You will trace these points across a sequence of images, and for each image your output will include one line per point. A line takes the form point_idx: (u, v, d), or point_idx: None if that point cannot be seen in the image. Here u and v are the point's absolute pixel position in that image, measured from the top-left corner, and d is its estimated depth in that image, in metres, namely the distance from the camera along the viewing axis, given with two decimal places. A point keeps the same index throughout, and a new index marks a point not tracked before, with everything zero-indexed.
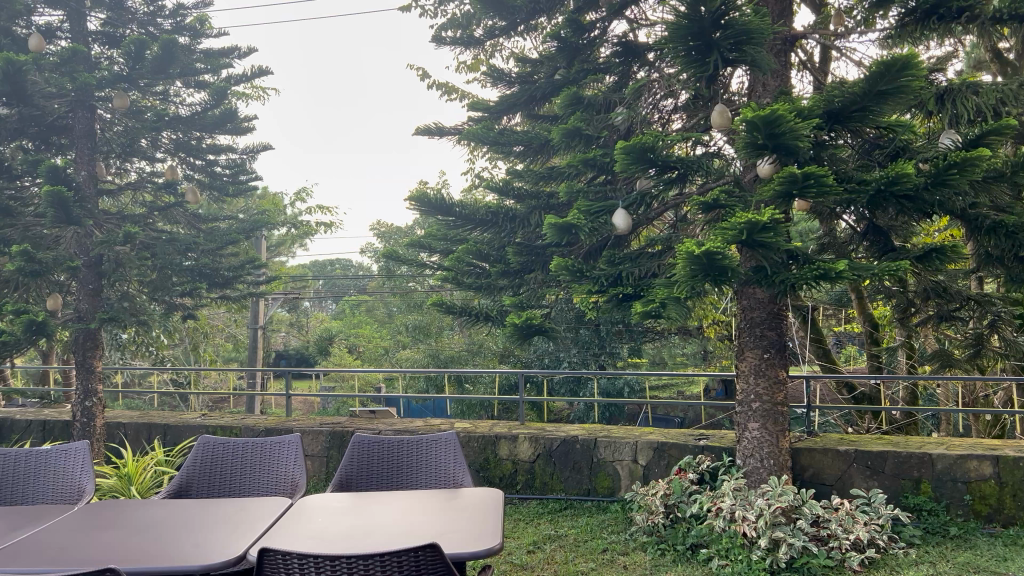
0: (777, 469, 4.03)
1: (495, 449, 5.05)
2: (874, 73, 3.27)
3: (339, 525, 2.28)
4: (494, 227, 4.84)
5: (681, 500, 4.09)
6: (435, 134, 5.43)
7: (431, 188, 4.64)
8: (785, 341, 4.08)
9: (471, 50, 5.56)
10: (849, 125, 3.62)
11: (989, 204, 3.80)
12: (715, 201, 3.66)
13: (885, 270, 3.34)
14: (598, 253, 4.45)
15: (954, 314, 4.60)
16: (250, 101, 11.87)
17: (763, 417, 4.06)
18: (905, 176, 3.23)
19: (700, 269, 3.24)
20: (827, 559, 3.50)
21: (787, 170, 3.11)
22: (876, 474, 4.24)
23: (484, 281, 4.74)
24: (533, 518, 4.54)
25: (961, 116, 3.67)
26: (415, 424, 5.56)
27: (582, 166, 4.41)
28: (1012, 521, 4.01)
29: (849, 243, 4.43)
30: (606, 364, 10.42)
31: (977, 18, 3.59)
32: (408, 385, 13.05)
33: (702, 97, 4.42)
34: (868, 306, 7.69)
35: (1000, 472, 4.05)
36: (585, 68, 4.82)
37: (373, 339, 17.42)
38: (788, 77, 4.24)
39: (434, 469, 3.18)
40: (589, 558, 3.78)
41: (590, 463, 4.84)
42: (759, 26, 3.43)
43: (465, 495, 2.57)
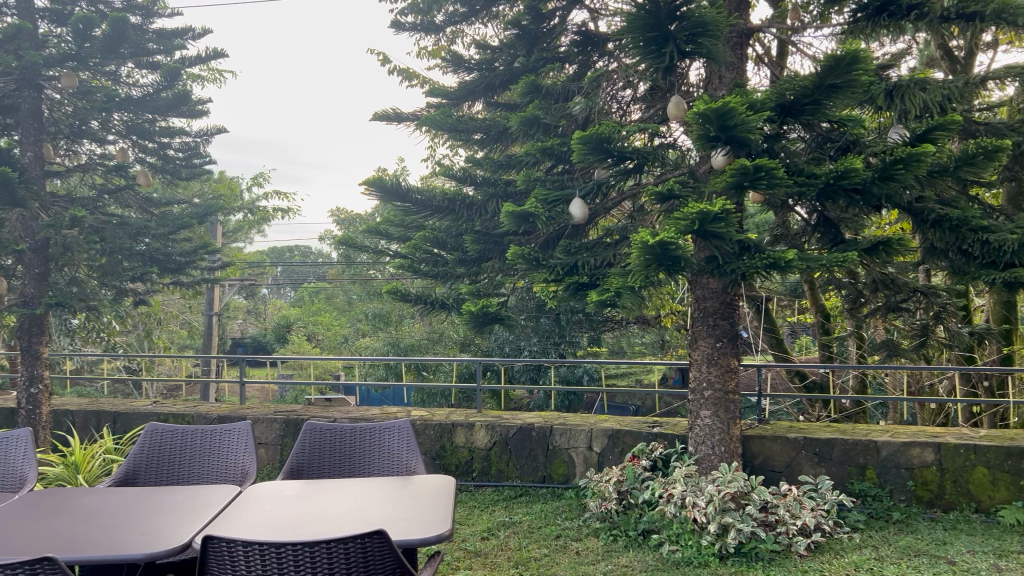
0: (728, 456, 4.12)
1: (452, 437, 5.05)
2: (825, 68, 3.32)
3: (288, 513, 2.26)
4: (452, 215, 4.82)
5: (634, 486, 4.14)
6: (393, 120, 5.40)
7: (388, 174, 4.59)
8: (738, 331, 4.15)
9: (432, 36, 5.53)
10: (801, 118, 3.68)
11: (934, 198, 3.91)
12: (669, 192, 3.70)
13: (834, 261, 3.40)
14: (555, 243, 4.45)
15: (900, 306, 4.72)
16: (204, 83, 11.66)
17: (715, 405, 4.13)
18: (853, 169, 3.29)
19: (654, 258, 3.27)
20: (774, 544, 3.58)
21: (738, 162, 3.16)
22: (824, 460, 4.35)
23: (442, 269, 4.71)
24: (487, 505, 4.56)
25: (909, 112, 3.76)
26: (371, 412, 5.53)
27: (540, 154, 4.41)
28: (952, 506, 4.14)
29: (802, 235, 4.51)
30: (566, 352, 10.41)
31: (926, 16, 3.68)
32: (367, 373, 12.99)
33: (660, 89, 4.46)
34: (820, 297, 7.85)
35: (941, 458, 4.18)
36: (544, 56, 4.87)
37: (333, 327, 17.29)
38: (744, 70, 4.30)
39: (386, 456, 3.16)
40: (542, 544, 3.81)
41: (545, 450, 4.88)
42: (715, 19, 3.46)
43: (419, 482, 2.57)
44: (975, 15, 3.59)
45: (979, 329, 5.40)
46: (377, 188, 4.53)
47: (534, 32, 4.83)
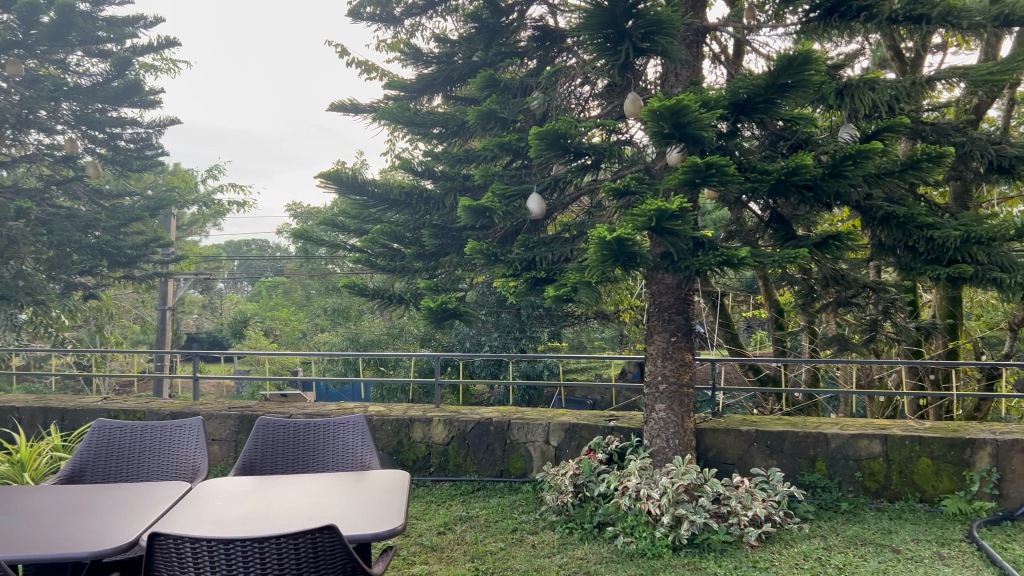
0: (681, 449, 4.17)
1: (409, 432, 5.03)
2: (777, 67, 3.38)
3: (239, 509, 2.24)
4: (409, 209, 4.80)
5: (590, 479, 4.18)
6: (350, 112, 5.35)
7: (344, 166, 4.54)
8: (692, 325, 4.22)
9: (390, 28, 5.49)
10: (753, 117, 3.73)
11: (882, 196, 4.00)
12: (626, 188, 3.73)
13: (785, 257, 3.47)
14: (513, 237, 4.46)
15: (851, 301, 4.83)
16: (156, 73, 11.45)
17: (670, 398, 4.19)
18: (804, 167, 3.35)
19: (609, 254, 3.30)
20: (726, 535, 3.64)
21: (691, 159, 3.20)
22: (775, 453, 4.43)
23: (399, 263, 4.68)
24: (444, 500, 4.56)
25: (859, 111, 3.84)
26: (328, 408, 5.48)
27: (498, 149, 4.41)
28: (898, 496, 4.25)
29: (756, 231, 4.59)
30: (526, 347, 10.41)
31: (876, 17, 3.76)
32: (326, 368, 12.88)
33: (617, 85, 4.50)
34: (774, 293, 7.99)
35: (888, 450, 4.28)
36: (502, 51, 4.87)
37: (290, 322, 17.09)
38: (699, 68, 4.36)
39: (341, 452, 3.14)
40: (498, 538, 3.82)
41: (503, 445, 4.89)
42: (670, 17, 3.50)
43: (373, 478, 2.56)
44: (922, 17, 3.68)
45: (927, 324, 5.54)
46: (333, 181, 4.48)
47: (492, 26, 4.82)
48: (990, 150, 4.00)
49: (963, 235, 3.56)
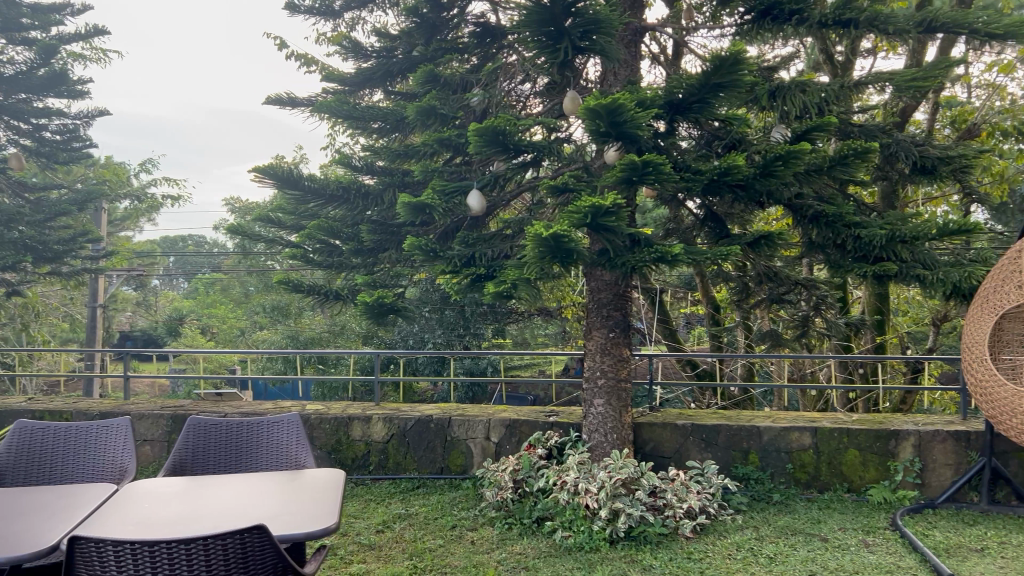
0: (619, 443, 4.23)
1: (348, 430, 4.98)
2: (711, 67, 3.45)
3: (167, 510, 2.19)
4: (347, 204, 4.74)
5: (530, 475, 4.20)
6: (288, 105, 5.26)
7: (279, 160, 4.47)
8: (630, 321, 4.30)
9: (330, 21, 5.40)
10: (688, 116, 3.80)
11: (813, 196, 4.11)
12: (565, 185, 3.76)
13: (718, 254, 3.54)
14: (453, 234, 4.45)
15: (783, 297, 4.96)
16: (85, 62, 11.08)
17: (608, 393, 4.25)
18: (736, 167, 3.42)
19: (547, 251, 3.32)
20: (661, 527, 3.69)
21: (627, 158, 3.24)
22: (710, 446, 4.52)
23: (337, 259, 4.61)
24: (383, 498, 4.52)
25: (790, 113, 3.94)
26: (265, 406, 5.39)
27: (437, 145, 4.39)
28: (827, 487, 4.38)
29: (693, 229, 4.67)
30: (469, 344, 10.41)
31: (806, 21, 3.86)
32: (265, 367, 12.67)
33: (557, 83, 4.52)
34: (711, 289, 8.15)
35: (818, 442, 4.41)
36: (443, 47, 4.85)
37: (228, 319, 16.76)
38: (638, 68, 4.42)
39: (275, 451, 3.09)
40: (437, 536, 3.81)
41: (443, 442, 4.88)
42: (608, 17, 3.54)
43: (308, 476, 2.53)
44: (850, 22, 3.80)
45: (855, 320, 5.72)
46: (269, 175, 4.40)
47: (433, 21, 4.81)
48: (914, 152, 4.15)
49: (889, 234, 3.69)
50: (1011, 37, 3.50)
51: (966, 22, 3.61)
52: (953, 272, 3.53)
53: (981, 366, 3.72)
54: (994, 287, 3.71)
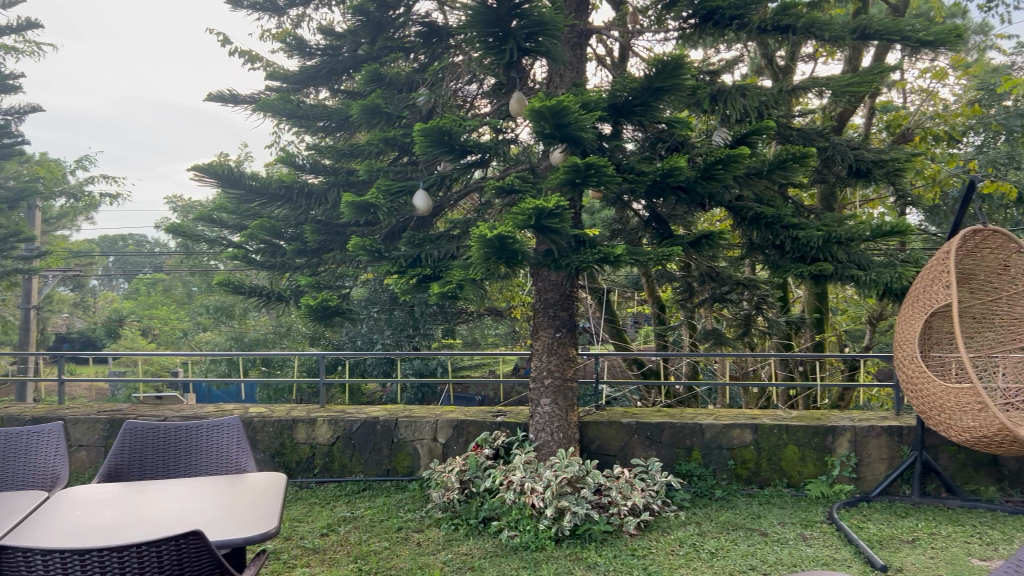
0: (565, 442, 4.26)
1: (292, 433, 4.91)
2: (654, 70, 3.51)
3: (102, 517, 2.13)
4: (290, 203, 4.67)
5: (477, 475, 4.20)
6: (229, 102, 5.17)
7: (219, 157, 4.39)
8: (576, 321, 4.34)
9: (274, 17, 5.32)
10: (632, 119, 3.85)
11: (753, 197, 4.20)
12: (510, 186, 3.77)
13: (661, 255, 3.60)
14: (399, 234, 4.43)
15: (726, 297, 5.05)
16: (17, 55, 10.72)
17: (555, 393, 4.28)
18: (678, 169, 3.48)
19: (492, 252, 3.33)
20: (606, 525, 3.73)
21: (571, 160, 3.27)
22: (654, 443, 4.59)
23: (280, 260, 4.54)
24: (329, 501, 4.48)
25: (731, 116, 4.02)
26: (206, 409, 5.29)
27: (383, 144, 4.35)
28: (767, 482, 4.48)
29: (637, 230, 4.73)
30: (419, 345, 10.37)
31: (747, 26, 3.94)
32: (209, 369, 12.43)
33: (504, 84, 4.53)
34: (656, 289, 8.27)
35: (758, 438, 4.51)
36: (389, 46, 4.82)
37: (171, 321, 16.39)
38: (583, 70, 4.46)
39: (215, 456, 3.03)
40: (382, 538, 3.79)
41: (390, 444, 4.85)
42: (553, 19, 3.56)
43: (248, 480, 2.49)
44: (788, 28, 3.90)
45: (795, 318, 5.87)
46: (209, 173, 4.33)
47: (379, 20, 4.78)
48: (849, 155, 4.28)
49: (825, 235, 3.79)
50: (940, 45, 3.64)
51: (897, 30, 3.74)
52: (885, 273, 3.66)
53: (912, 364, 3.84)
54: (925, 287, 3.84)
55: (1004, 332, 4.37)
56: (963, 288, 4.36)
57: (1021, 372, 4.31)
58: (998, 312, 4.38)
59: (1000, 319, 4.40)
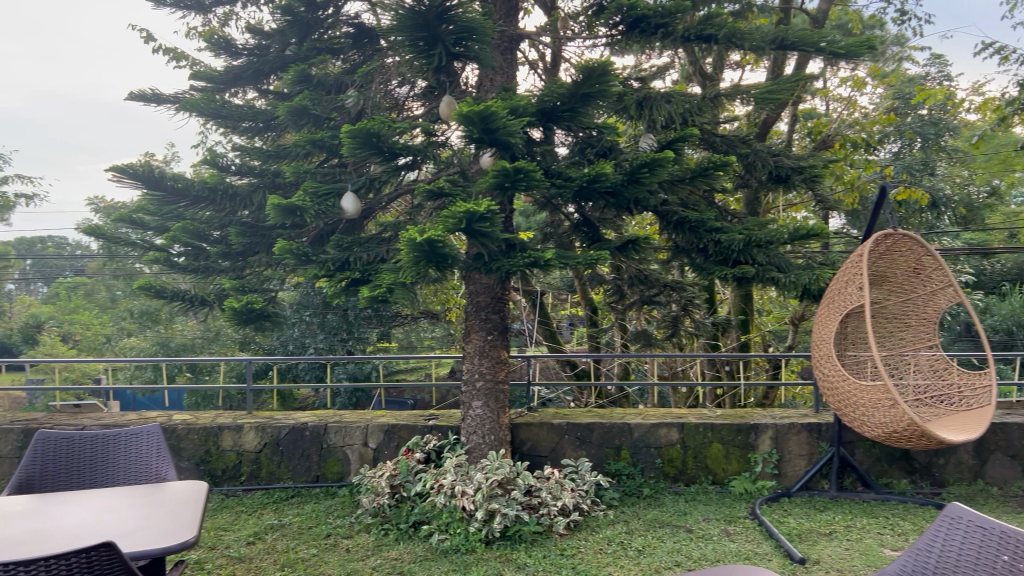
0: (496, 444, 4.28)
1: (218, 440, 4.81)
2: (581, 76, 3.56)
3: (11, 530, 2.06)
4: (215, 206, 4.57)
5: (407, 479, 4.17)
6: (151, 101, 5.02)
7: (139, 158, 4.27)
8: (507, 323, 4.38)
9: (198, 15, 5.20)
10: (560, 124, 3.90)
11: (678, 202, 4.30)
12: (440, 190, 3.76)
13: (588, 258, 3.65)
14: (327, 237, 4.39)
15: (654, 299, 5.15)
16: None
17: (486, 395, 4.29)
18: (604, 174, 3.55)
19: (422, 256, 3.32)
20: (536, 525, 3.77)
21: (500, 164, 3.29)
22: (584, 443, 4.65)
23: (204, 263, 4.44)
24: (256, 509, 4.40)
25: (656, 123, 4.10)
26: (128, 417, 5.14)
27: (311, 147, 4.30)
28: (693, 479, 4.59)
29: (568, 233, 4.78)
30: (353, 348, 10.26)
31: (671, 35, 4.03)
32: (133, 375, 12.05)
33: (435, 87, 4.53)
34: (588, 291, 8.37)
35: (684, 437, 4.61)
36: (317, 47, 4.77)
37: (93, 326, 15.82)
38: (513, 74, 4.49)
39: (134, 465, 2.94)
40: (311, 545, 3.74)
41: (319, 450, 4.78)
42: (481, 24, 3.58)
43: (167, 489, 2.43)
44: (710, 37, 4.01)
45: (722, 320, 6.02)
46: (129, 174, 4.20)
47: (307, 20, 4.75)
48: (770, 161, 4.41)
49: (746, 239, 3.90)
50: (853, 56, 3.80)
51: (814, 41, 3.89)
52: (803, 276, 3.79)
53: (829, 363, 3.98)
54: (840, 289, 3.97)
55: (914, 331, 4.58)
56: (878, 288, 4.55)
57: (930, 370, 4.53)
58: (910, 312, 4.58)
59: (911, 318, 4.61)
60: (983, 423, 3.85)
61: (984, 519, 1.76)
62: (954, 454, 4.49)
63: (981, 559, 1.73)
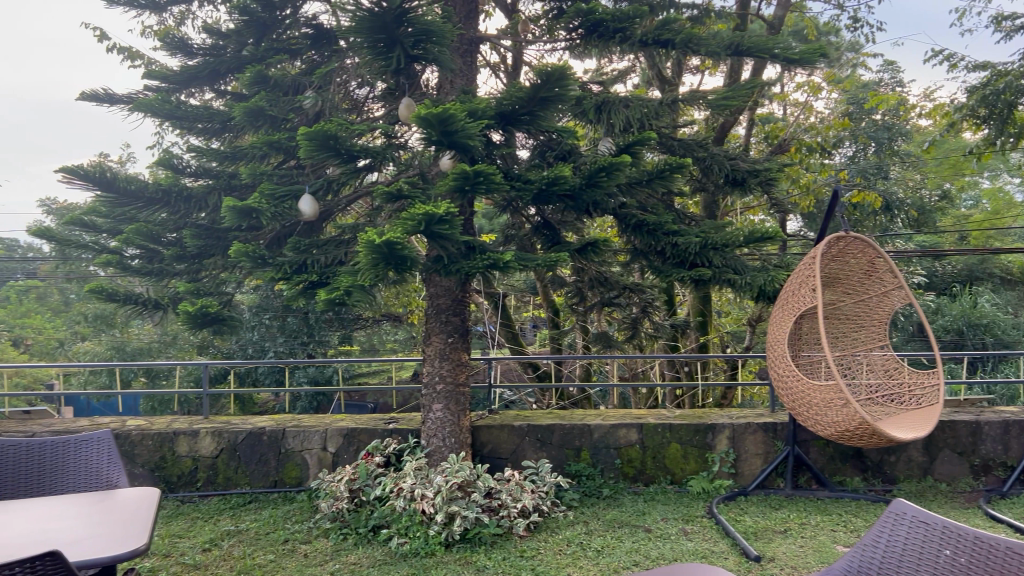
0: (457, 447, 4.28)
1: (173, 446, 4.73)
2: (540, 80, 3.58)
3: None
4: (169, 208, 4.49)
5: (367, 483, 4.14)
6: (104, 102, 4.93)
7: (90, 159, 4.18)
8: (468, 326, 4.38)
9: (153, 14, 5.12)
10: (519, 127, 3.91)
11: (636, 205, 4.34)
12: (398, 192, 3.75)
13: (546, 260, 3.67)
14: (285, 240, 4.34)
15: (614, 301, 5.18)
16: None
17: (446, 398, 4.29)
18: (563, 177, 3.57)
19: (380, 258, 3.30)
20: (496, 528, 3.77)
21: (458, 167, 3.29)
22: (545, 445, 4.66)
23: (158, 266, 4.37)
24: (212, 515, 4.33)
25: (614, 127, 4.13)
26: (80, 423, 5.03)
27: (268, 149, 4.26)
28: (652, 479, 4.63)
29: (528, 235, 4.79)
30: (314, 352, 10.17)
31: (629, 39, 4.07)
32: (87, 381, 11.79)
33: (394, 89, 4.52)
34: (549, 292, 8.40)
35: (644, 437, 4.65)
36: (275, 47, 4.72)
37: (46, 331, 15.45)
38: (473, 77, 4.49)
39: (83, 471, 2.88)
40: (268, 551, 3.70)
41: (277, 454, 4.73)
42: (440, 27, 3.58)
43: (117, 496, 2.38)
44: (668, 42, 4.05)
45: (681, 321, 6.08)
46: (79, 175, 4.11)
47: (264, 21, 4.70)
48: (726, 165, 4.48)
49: (703, 241, 3.96)
50: (807, 62, 3.88)
51: (768, 48, 3.95)
52: (758, 278, 3.86)
53: (784, 363, 4.05)
54: (794, 290, 4.04)
55: (865, 331, 4.69)
56: (831, 289, 4.63)
57: (881, 369, 4.64)
58: (861, 312, 4.67)
59: (863, 319, 4.71)
60: (931, 421, 3.95)
61: (928, 514, 1.81)
62: (905, 452, 4.60)
63: (924, 554, 1.78)
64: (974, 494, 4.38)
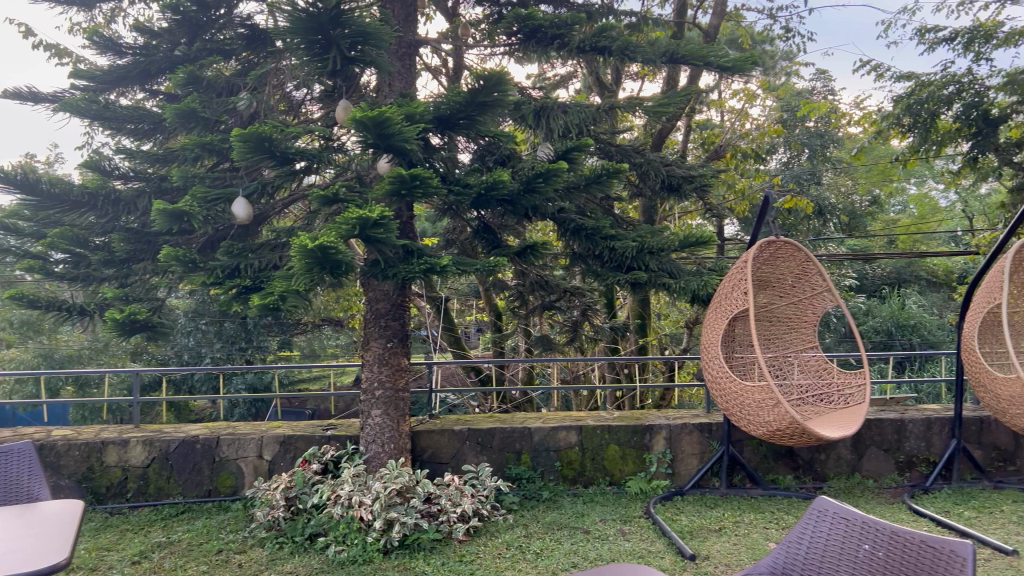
0: (396, 453, 4.25)
1: (102, 456, 4.58)
2: (477, 84, 3.59)
3: None
4: (95, 211, 4.34)
5: (303, 491, 4.08)
6: (28, 100, 4.76)
7: (12, 160, 4.03)
8: (407, 330, 4.35)
9: (80, 11, 4.96)
10: (457, 131, 3.91)
11: (574, 209, 4.37)
12: (335, 195, 3.70)
13: (483, 264, 3.67)
14: (218, 243, 4.25)
15: (554, 305, 5.21)
16: None
17: (385, 404, 4.25)
18: (500, 182, 3.58)
19: (315, 262, 3.26)
20: (435, 533, 3.76)
21: (395, 170, 3.27)
22: (485, 449, 4.66)
23: (84, 270, 4.24)
24: (142, 526, 4.21)
25: (552, 132, 4.16)
26: (2, 434, 4.83)
27: (200, 151, 4.16)
28: (591, 480, 4.67)
29: (467, 239, 4.78)
30: (252, 358, 9.98)
31: (567, 45, 4.10)
32: (13, 390, 11.34)
33: (332, 91, 4.47)
34: (491, 296, 8.41)
35: (583, 439, 4.69)
36: (208, 47, 4.62)
37: None
38: (411, 80, 4.47)
39: (3, 485, 2.76)
40: (200, 562, 3.62)
41: (210, 463, 4.62)
42: (376, 30, 3.55)
43: (39, 510, 2.30)
44: (605, 49, 4.09)
45: (620, 324, 6.16)
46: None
47: (197, 19, 4.60)
48: (662, 170, 4.55)
49: (638, 245, 4.01)
50: (739, 70, 3.97)
51: (702, 56, 4.04)
52: (692, 281, 3.94)
53: (718, 366, 4.13)
54: (727, 294, 4.13)
55: (796, 333, 4.80)
56: (763, 292, 4.73)
57: (812, 370, 4.76)
58: (792, 314, 4.79)
59: (794, 321, 4.83)
60: (858, 420, 4.08)
61: (847, 510, 1.88)
62: (833, 450, 4.74)
63: (844, 552, 1.84)
64: (898, 489, 4.55)
